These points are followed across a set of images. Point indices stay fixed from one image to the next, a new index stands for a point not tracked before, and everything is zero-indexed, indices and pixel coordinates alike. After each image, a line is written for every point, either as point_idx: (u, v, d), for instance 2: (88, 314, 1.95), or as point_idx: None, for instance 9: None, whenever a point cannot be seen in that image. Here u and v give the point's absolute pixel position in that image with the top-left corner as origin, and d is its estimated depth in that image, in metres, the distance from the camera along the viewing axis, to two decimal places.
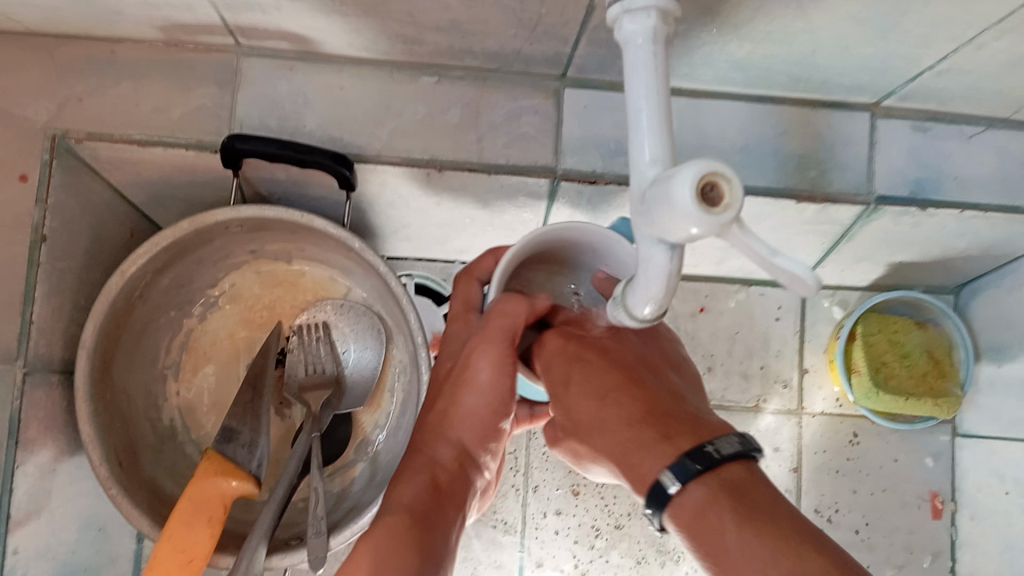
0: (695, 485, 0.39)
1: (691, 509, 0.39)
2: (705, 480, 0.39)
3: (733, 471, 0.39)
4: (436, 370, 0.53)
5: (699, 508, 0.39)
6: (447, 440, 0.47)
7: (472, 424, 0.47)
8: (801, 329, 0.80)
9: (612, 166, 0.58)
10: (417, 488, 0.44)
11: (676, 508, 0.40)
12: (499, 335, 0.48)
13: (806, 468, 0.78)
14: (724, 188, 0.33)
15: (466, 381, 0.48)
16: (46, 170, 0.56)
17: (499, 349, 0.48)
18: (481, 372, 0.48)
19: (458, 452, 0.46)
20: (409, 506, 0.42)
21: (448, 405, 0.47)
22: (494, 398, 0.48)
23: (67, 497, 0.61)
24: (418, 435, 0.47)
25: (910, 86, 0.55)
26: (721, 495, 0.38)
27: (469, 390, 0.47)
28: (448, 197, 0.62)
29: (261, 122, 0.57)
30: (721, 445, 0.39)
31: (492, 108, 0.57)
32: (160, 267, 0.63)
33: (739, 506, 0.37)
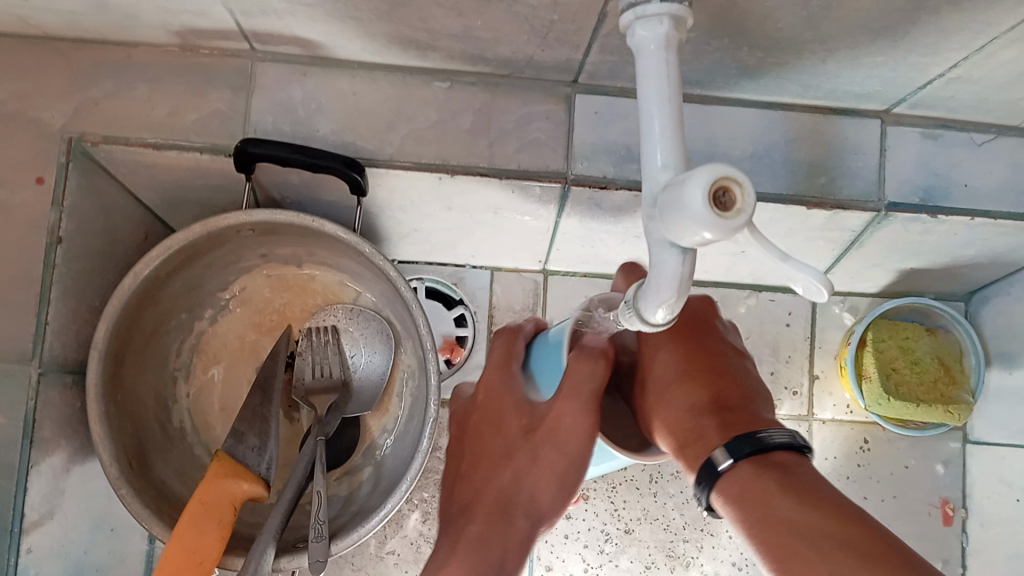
0: (744, 462, 0.43)
1: (738, 484, 0.42)
2: (753, 460, 0.42)
3: (782, 456, 0.43)
4: (500, 414, 0.47)
5: (746, 483, 0.42)
6: (523, 507, 0.44)
7: (547, 488, 0.45)
8: (811, 335, 0.80)
9: (623, 172, 0.58)
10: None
11: (724, 482, 0.43)
12: (575, 398, 0.43)
13: None
14: (736, 193, 0.33)
15: (544, 443, 0.44)
16: (62, 173, 0.57)
17: (583, 415, 0.43)
18: (563, 436, 0.44)
19: (528, 525, 0.44)
20: None
21: (514, 466, 0.45)
22: (573, 467, 0.44)
23: (79, 497, 0.62)
24: (486, 489, 0.45)
25: (921, 93, 0.55)
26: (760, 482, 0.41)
27: (548, 452, 0.44)
28: (459, 202, 0.62)
29: (274, 127, 0.57)
30: (747, 438, 0.43)
31: (503, 115, 0.58)
32: (170, 272, 0.63)
33: (792, 482, 0.41)
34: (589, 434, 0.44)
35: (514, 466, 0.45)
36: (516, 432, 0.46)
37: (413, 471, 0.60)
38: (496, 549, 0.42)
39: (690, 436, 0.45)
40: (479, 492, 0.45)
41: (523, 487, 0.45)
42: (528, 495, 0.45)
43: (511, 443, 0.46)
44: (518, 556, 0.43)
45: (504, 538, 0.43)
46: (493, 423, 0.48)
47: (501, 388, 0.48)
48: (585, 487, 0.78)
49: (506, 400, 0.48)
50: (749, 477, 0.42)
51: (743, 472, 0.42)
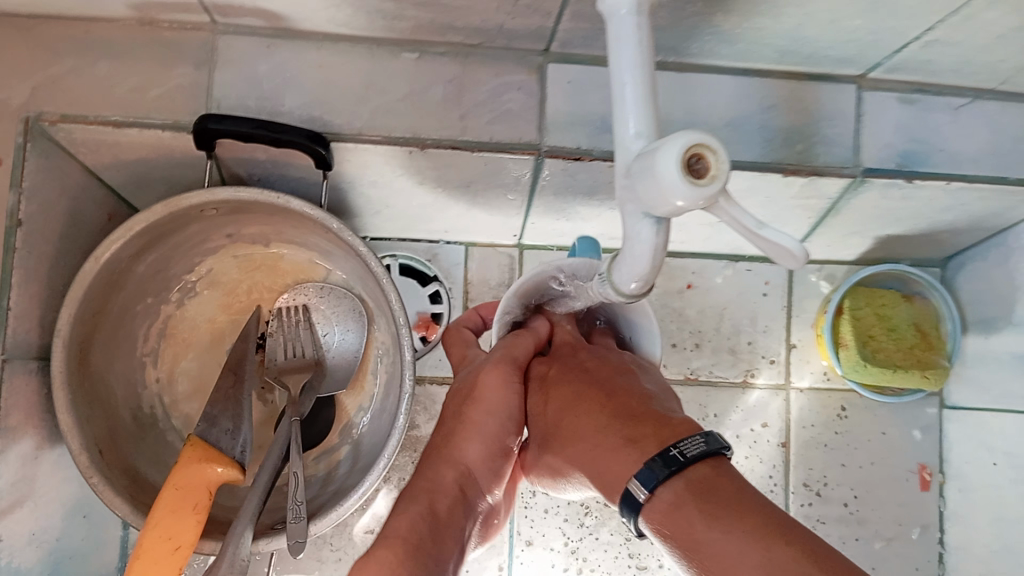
0: (666, 487, 0.40)
1: (664, 511, 0.40)
2: (677, 477, 0.40)
3: (700, 471, 0.40)
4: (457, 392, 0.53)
5: (670, 511, 0.40)
6: (454, 463, 0.48)
7: (479, 446, 0.50)
8: (788, 305, 0.79)
9: (598, 143, 0.57)
10: (421, 511, 0.43)
11: (651, 512, 0.41)
12: (498, 362, 0.53)
13: (795, 442, 0.78)
14: (710, 159, 0.33)
15: (472, 405, 0.51)
16: (21, 154, 0.54)
17: (499, 378, 0.52)
18: (487, 396, 0.52)
19: (460, 477, 0.48)
20: (408, 532, 0.41)
21: (457, 422, 0.51)
22: (502, 420, 0.52)
23: (51, 486, 0.60)
24: (435, 453, 0.49)
25: (899, 57, 0.54)
26: (688, 498, 0.39)
27: (479, 412, 0.51)
28: (431, 176, 0.61)
29: (239, 102, 0.56)
30: (659, 461, 0.41)
31: (475, 86, 0.57)
32: (135, 254, 0.62)
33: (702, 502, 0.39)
34: (509, 394, 0.52)
35: (454, 425, 0.51)
36: (457, 404, 0.52)
37: (391, 448, 0.60)
38: (431, 493, 0.46)
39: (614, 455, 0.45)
40: (432, 459, 0.49)
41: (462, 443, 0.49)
42: (469, 452, 0.49)
43: (456, 410, 0.52)
44: (453, 501, 0.46)
45: (440, 489, 0.46)
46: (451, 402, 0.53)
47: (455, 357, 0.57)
48: None
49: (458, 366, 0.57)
50: (675, 499, 0.40)
51: (669, 492, 0.40)
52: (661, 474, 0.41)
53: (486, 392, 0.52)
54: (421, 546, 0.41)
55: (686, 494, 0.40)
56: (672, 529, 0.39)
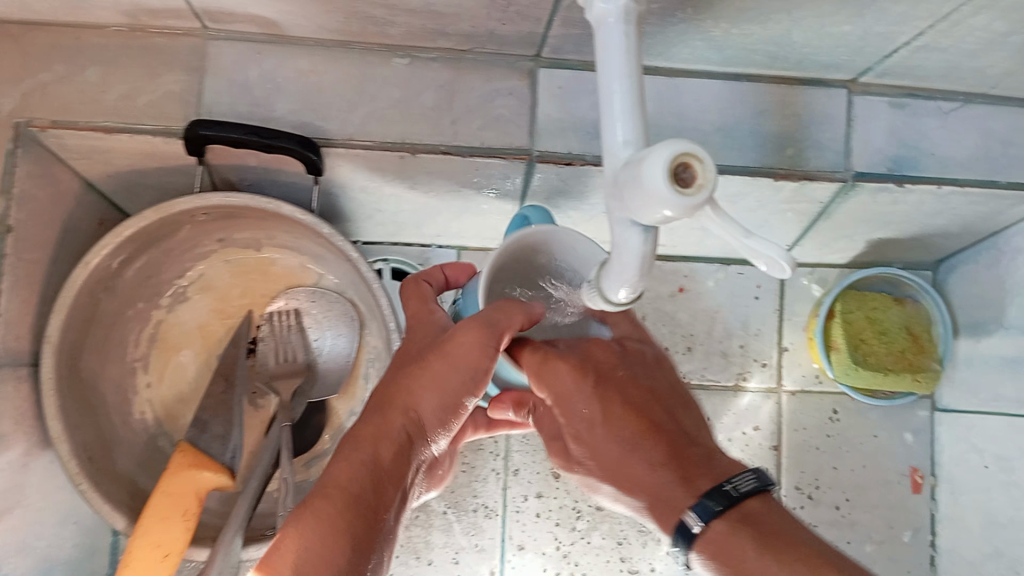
0: (718, 522, 0.43)
1: (715, 547, 0.43)
2: (726, 517, 0.43)
3: (751, 505, 0.43)
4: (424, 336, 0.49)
5: (721, 542, 0.42)
6: (400, 408, 0.45)
7: (432, 393, 0.46)
8: (780, 308, 0.79)
9: (589, 148, 0.57)
10: (359, 475, 0.43)
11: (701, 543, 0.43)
12: (474, 321, 0.45)
13: (786, 446, 0.78)
14: (696, 168, 0.33)
15: (438, 355, 0.46)
16: (11, 161, 0.54)
17: (473, 339, 0.45)
18: (456, 347, 0.45)
19: (408, 424, 0.46)
20: (344, 488, 0.42)
21: (411, 375, 0.46)
22: (462, 373, 0.46)
23: (41, 493, 0.60)
24: (393, 404, 0.46)
25: (889, 62, 0.55)
26: (741, 529, 0.42)
27: (442, 365, 0.46)
28: (423, 181, 0.61)
29: (230, 107, 0.55)
30: (709, 502, 0.43)
31: (466, 91, 0.57)
32: (126, 259, 0.62)
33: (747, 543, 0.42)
34: (485, 351, 0.45)
35: (414, 382, 0.46)
36: (432, 361, 0.46)
37: None
38: (381, 441, 0.44)
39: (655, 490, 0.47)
40: (382, 418, 0.45)
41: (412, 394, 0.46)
42: (422, 401, 0.46)
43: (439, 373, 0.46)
44: (394, 455, 0.44)
45: (384, 436, 0.45)
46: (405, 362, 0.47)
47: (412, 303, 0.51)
48: None
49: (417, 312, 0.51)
50: (715, 543, 0.43)
51: (721, 525, 0.43)
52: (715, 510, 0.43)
53: (461, 351, 0.45)
54: (366, 524, 0.41)
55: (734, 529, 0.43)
56: (725, 554, 0.42)
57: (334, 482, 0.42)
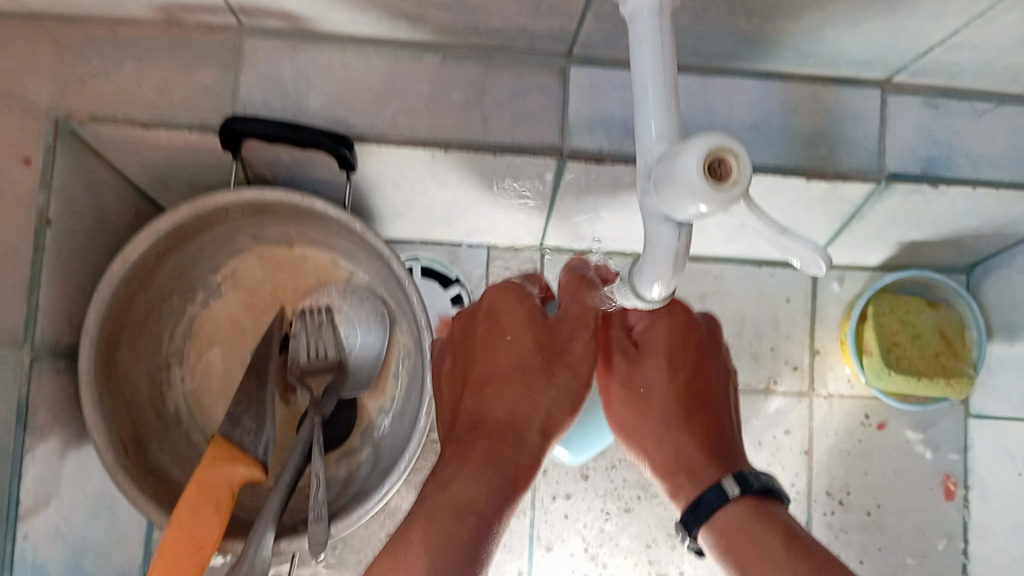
0: (733, 505, 0.48)
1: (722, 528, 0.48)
2: (738, 501, 0.48)
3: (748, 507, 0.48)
4: (518, 334, 0.47)
5: (730, 529, 0.48)
6: (494, 445, 0.45)
7: (557, 378, 0.48)
8: (811, 311, 0.78)
9: (619, 146, 0.58)
10: (488, 489, 0.44)
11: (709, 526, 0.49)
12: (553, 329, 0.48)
13: (816, 451, 0.77)
14: (732, 163, 0.33)
15: (558, 366, 0.48)
16: (49, 154, 0.56)
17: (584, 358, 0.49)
18: (546, 388, 0.47)
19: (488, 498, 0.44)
20: (474, 515, 0.44)
21: (531, 395, 0.47)
22: (573, 389, 0.48)
23: (76, 481, 0.61)
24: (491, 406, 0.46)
25: (922, 61, 0.54)
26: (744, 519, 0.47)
27: (564, 378, 0.48)
28: (453, 178, 0.62)
29: (263, 102, 0.57)
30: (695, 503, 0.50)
31: (498, 86, 0.58)
32: (161, 254, 0.63)
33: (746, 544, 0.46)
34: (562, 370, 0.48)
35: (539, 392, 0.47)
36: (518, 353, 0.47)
37: (410, 452, 0.60)
38: (516, 468, 0.45)
39: (682, 467, 0.51)
40: (494, 407, 0.46)
41: (536, 382, 0.47)
42: (532, 397, 0.47)
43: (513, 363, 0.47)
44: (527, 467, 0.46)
45: (499, 479, 0.44)
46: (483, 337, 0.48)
47: (507, 329, 0.48)
48: (586, 464, 0.77)
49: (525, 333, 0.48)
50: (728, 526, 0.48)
51: (733, 509, 0.48)
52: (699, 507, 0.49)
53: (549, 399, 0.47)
54: (468, 536, 0.43)
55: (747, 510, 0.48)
56: (728, 542, 0.47)
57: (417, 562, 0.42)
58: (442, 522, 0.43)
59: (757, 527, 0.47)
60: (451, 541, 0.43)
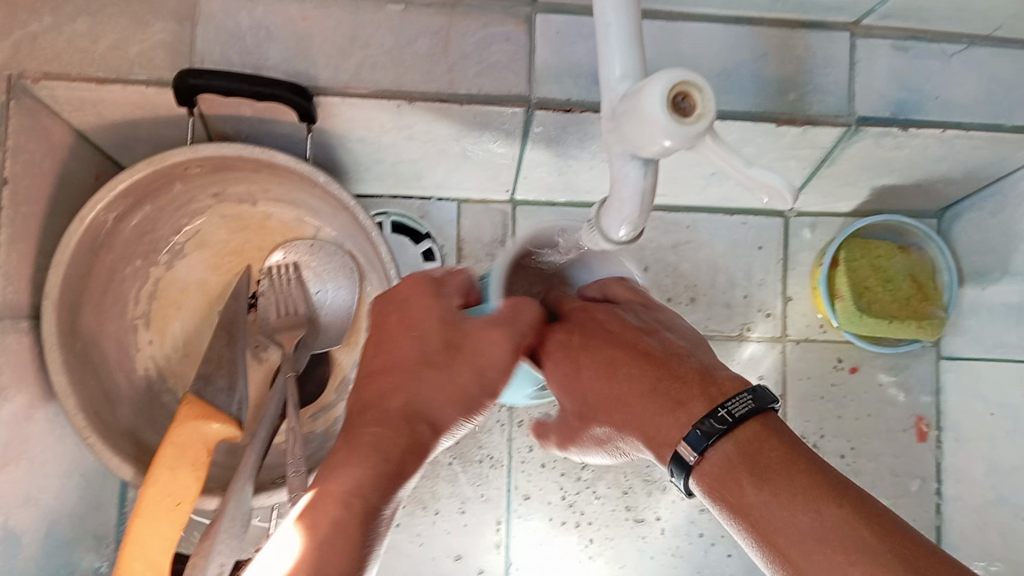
0: (715, 450, 0.41)
1: (715, 474, 0.40)
2: (731, 435, 0.40)
3: (748, 428, 0.40)
4: (412, 325, 0.47)
5: (722, 474, 0.40)
6: (390, 432, 0.42)
7: (463, 376, 0.46)
8: (784, 258, 0.78)
9: (587, 95, 0.57)
10: (381, 473, 0.40)
11: (702, 473, 0.41)
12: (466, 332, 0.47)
13: (790, 396, 0.77)
14: (695, 98, 0.35)
15: (460, 360, 0.47)
16: (5, 112, 0.54)
17: (495, 358, 0.47)
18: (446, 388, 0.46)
19: (383, 483, 0.40)
20: (364, 498, 0.39)
21: (428, 381, 0.45)
22: (481, 383, 0.47)
23: (46, 445, 0.61)
24: (394, 397, 0.44)
25: (890, 3, 0.54)
26: (738, 458, 0.40)
27: (468, 369, 0.47)
28: (420, 130, 0.61)
29: (223, 57, 0.56)
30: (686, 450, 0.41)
31: (461, 37, 0.57)
32: (123, 215, 0.62)
33: (740, 480, 0.39)
34: (469, 369, 0.47)
35: (439, 389, 0.45)
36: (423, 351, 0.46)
37: None
38: (408, 455, 0.42)
39: (658, 434, 0.44)
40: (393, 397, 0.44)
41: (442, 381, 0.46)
42: (432, 391, 0.45)
43: (422, 357, 0.46)
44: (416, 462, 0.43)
45: (390, 469, 0.41)
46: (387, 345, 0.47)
47: (415, 328, 0.47)
48: None
49: (435, 336, 0.47)
50: (717, 470, 0.40)
51: (721, 452, 0.40)
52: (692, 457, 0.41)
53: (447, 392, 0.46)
54: (358, 519, 0.38)
55: (745, 440, 0.40)
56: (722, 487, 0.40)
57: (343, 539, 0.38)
58: (330, 500, 0.38)
59: (744, 473, 0.39)
60: (340, 527, 0.37)
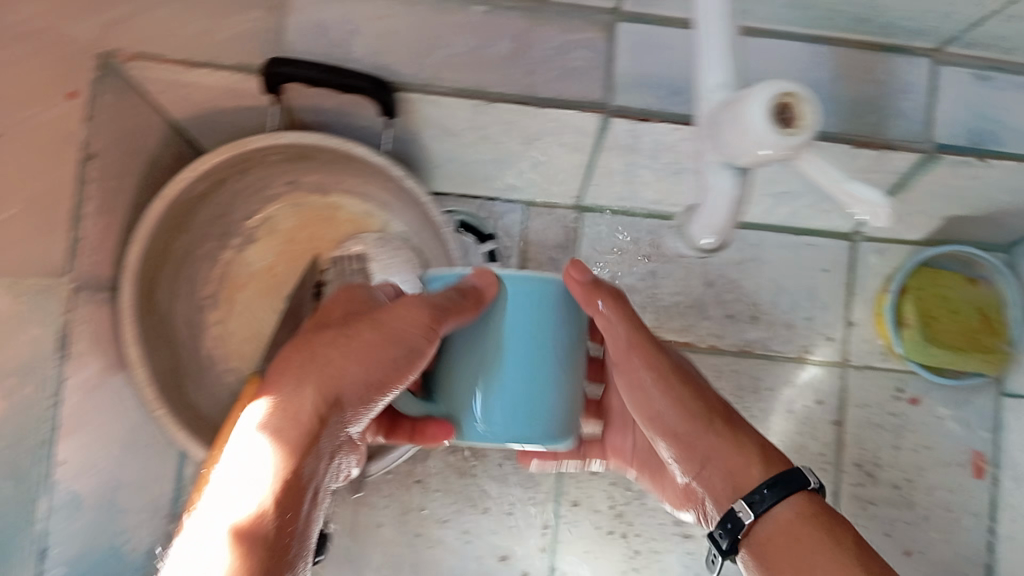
0: (789, 502, 0.47)
1: (786, 521, 0.47)
2: (789, 502, 0.47)
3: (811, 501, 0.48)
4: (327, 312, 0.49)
5: (790, 525, 0.46)
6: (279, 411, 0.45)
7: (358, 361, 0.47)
8: (850, 281, 0.76)
9: (665, 106, 0.58)
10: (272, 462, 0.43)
11: (774, 519, 0.47)
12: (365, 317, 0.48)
13: (849, 422, 0.75)
14: (798, 109, 0.35)
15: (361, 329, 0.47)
16: (96, 88, 0.57)
17: (398, 327, 0.47)
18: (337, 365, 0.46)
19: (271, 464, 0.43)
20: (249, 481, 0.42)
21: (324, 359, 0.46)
22: (390, 352, 0.47)
23: (115, 415, 0.63)
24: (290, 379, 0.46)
25: (976, 30, 0.53)
26: (809, 512, 0.47)
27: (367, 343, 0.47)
28: (495, 130, 0.62)
29: (308, 48, 0.57)
30: (774, 486, 0.47)
31: (542, 42, 0.57)
32: (201, 196, 0.63)
33: (810, 533, 0.46)
34: (373, 339, 0.47)
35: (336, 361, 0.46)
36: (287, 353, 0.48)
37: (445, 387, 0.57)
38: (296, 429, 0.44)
39: (729, 473, 0.50)
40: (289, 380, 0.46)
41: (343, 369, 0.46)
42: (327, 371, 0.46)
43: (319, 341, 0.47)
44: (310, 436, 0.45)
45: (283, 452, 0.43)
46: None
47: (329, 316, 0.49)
48: None
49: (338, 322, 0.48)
50: (784, 524, 0.47)
51: (788, 508, 0.47)
52: (786, 492, 0.47)
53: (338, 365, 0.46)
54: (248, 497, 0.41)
55: (807, 504, 0.47)
56: (790, 534, 0.46)
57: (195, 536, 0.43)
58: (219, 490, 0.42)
59: (803, 528, 0.46)
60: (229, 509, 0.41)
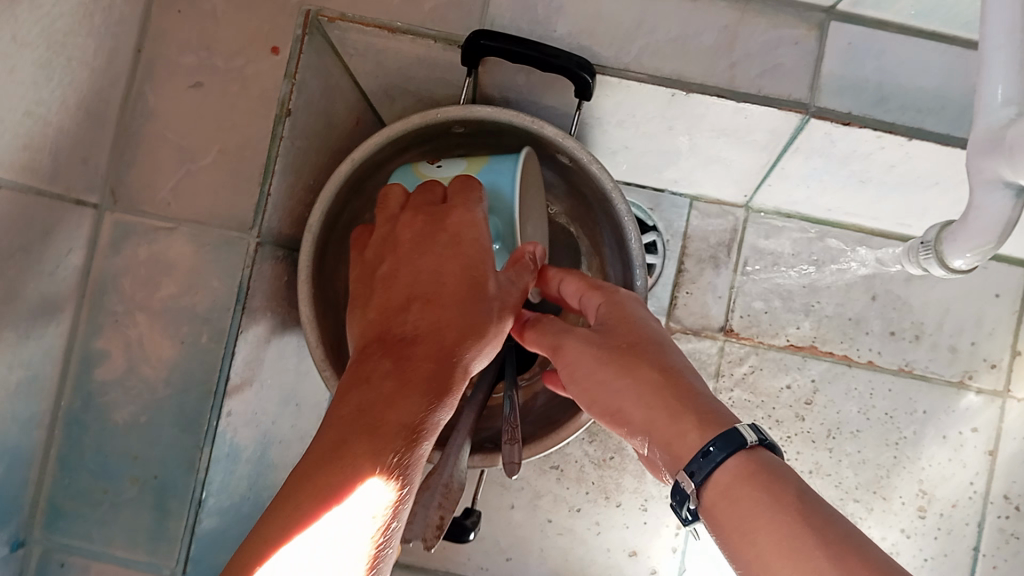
0: (730, 460, 0.36)
1: (723, 484, 0.36)
2: (726, 458, 0.37)
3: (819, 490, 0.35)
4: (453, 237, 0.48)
5: (740, 484, 0.36)
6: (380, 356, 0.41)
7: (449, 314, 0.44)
8: (1021, 312, 0.73)
9: (870, 112, 0.55)
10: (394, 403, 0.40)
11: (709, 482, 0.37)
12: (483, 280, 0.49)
13: (1001, 454, 0.72)
14: None
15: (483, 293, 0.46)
16: (297, 46, 0.57)
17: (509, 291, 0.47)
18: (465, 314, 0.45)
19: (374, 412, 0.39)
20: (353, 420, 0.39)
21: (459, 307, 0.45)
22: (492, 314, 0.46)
23: (276, 372, 0.63)
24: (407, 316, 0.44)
25: None
26: (754, 475, 0.36)
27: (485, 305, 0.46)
28: (683, 122, 0.60)
29: (512, 23, 0.57)
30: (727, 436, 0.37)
31: (749, 36, 0.56)
32: (381, 160, 0.63)
33: (752, 499, 0.35)
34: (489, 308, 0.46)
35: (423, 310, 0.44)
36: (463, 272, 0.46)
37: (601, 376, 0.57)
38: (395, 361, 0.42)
39: (666, 426, 0.40)
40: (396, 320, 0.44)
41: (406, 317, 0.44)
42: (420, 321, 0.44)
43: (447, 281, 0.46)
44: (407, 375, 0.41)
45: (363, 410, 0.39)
46: (392, 255, 0.49)
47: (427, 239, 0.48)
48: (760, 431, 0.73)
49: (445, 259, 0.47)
50: (724, 486, 0.36)
51: (734, 462, 0.36)
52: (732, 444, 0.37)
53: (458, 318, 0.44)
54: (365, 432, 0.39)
55: (753, 467, 0.36)
56: (735, 495, 0.36)
57: (285, 495, 0.37)
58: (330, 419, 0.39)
59: (747, 490, 0.35)
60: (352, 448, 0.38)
